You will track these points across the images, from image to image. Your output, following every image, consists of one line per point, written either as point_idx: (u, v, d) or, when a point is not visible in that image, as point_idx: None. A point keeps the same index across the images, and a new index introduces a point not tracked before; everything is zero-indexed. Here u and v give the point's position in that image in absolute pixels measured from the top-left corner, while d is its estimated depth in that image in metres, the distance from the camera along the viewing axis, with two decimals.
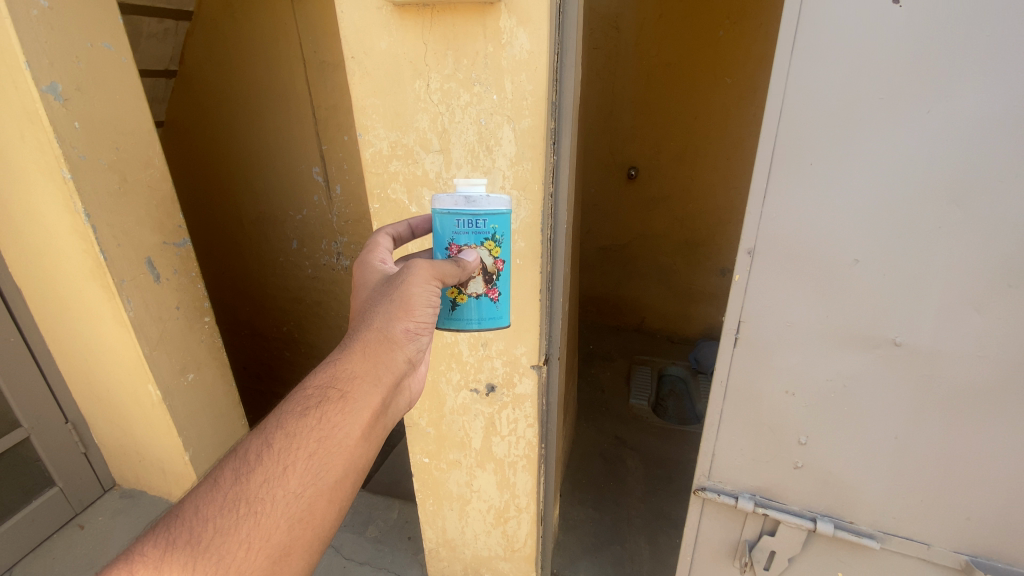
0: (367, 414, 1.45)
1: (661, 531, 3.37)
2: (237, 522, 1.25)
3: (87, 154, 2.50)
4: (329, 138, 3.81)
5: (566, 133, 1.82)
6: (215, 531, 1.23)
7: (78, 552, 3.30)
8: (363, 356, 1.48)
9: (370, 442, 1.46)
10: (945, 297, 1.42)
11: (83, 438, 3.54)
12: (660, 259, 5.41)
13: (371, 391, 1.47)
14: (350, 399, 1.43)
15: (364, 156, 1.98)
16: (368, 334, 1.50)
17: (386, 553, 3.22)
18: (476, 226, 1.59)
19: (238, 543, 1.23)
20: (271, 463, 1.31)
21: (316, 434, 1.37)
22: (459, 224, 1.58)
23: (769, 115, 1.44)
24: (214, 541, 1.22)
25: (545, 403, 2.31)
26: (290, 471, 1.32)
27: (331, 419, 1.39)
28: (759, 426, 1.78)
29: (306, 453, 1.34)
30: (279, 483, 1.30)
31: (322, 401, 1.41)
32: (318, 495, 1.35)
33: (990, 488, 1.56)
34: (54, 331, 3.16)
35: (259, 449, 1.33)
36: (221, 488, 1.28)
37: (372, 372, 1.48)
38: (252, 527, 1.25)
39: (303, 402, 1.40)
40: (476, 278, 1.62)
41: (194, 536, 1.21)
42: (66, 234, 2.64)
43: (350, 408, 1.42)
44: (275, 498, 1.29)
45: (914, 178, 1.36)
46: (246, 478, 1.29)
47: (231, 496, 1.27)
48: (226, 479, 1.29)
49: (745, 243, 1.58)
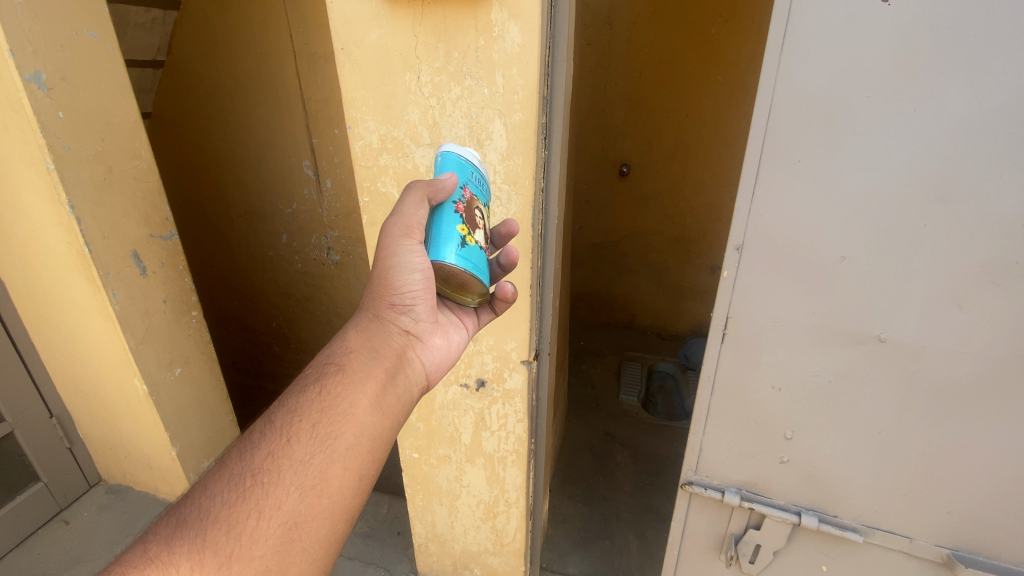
0: (369, 384, 1.46)
1: (650, 526, 3.39)
2: (246, 493, 1.25)
3: (72, 145, 2.46)
4: (319, 132, 3.78)
5: (557, 128, 1.82)
6: (222, 504, 1.23)
7: (63, 548, 3.27)
8: (357, 334, 1.56)
9: (378, 410, 1.45)
10: (928, 293, 1.44)
11: (68, 433, 3.50)
12: (651, 256, 5.44)
13: (371, 362, 1.50)
14: (349, 369, 1.46)
15: (354, 149, 1.96)
16: (362, 318, 1.60)
17: (375, 548, 3.22)
18: (478, 178, 1.64)
19: (248, 513, 1.23)
20: (275, 436, 1.33)
21: (318, 404, 1.39)
22: (471, 175, 1.60)
23: (760, 110, 1.44)
24: (223, 513, 1.22)
25: (535, 398, 2.31)
26: (295, 442, 1.32)
27: (331, 389, 1.41)
28: (746, 421, 1.80)
29: (309, 424, 1.35)
30: (284, 453, 1.30)
31: (321, 375, 1.45)
32: (327, 463, 1.33)
33: (971, 481, 1.59)
34: (38, 325, 3.11)
35: (262, 426, 1.36)
36: (228, 465, 1.29)
37: (370, 345, 1.54)
38: (261, 496, 1.25)
39: (304, 379, 1.45)
40: (482, 227, 1.62)
41: (203, 510, 1.22)
42: (50, 226, 2.60)
43: (350, 378, 1.45)
44: (283, 468, 1.29)
45: (900, 175, 1.37)
46: (251, 453, 1.31)
47: (238, 470, 1.28)
48: (232, 456, 1.31)
49: (733, 240, 1.59)
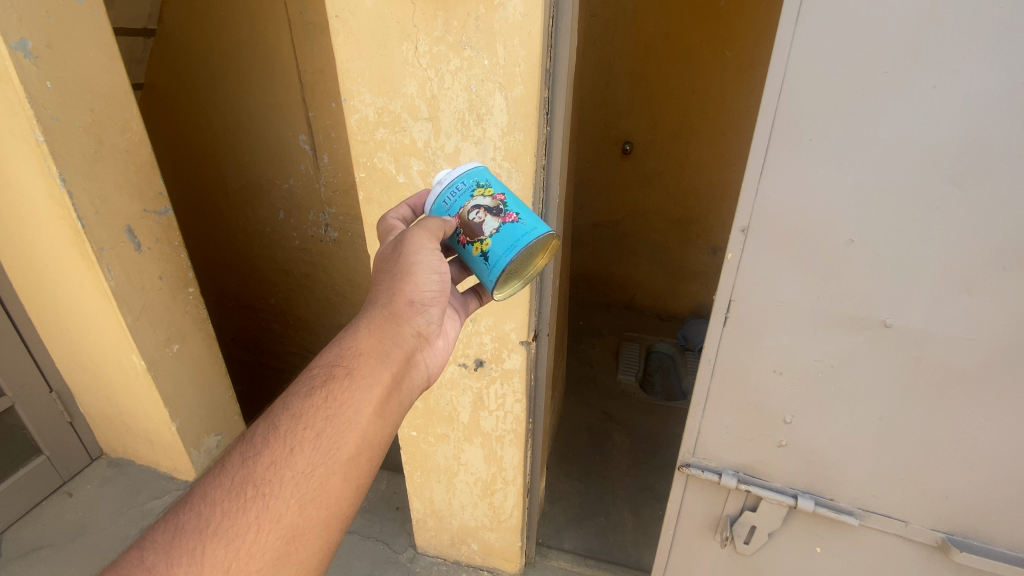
0: (375, 392, 1.44)
1: (645, 504, 3.44)
2: (246, 505, 1.23)
3: (61, 117, 2.39)
4: (315, 105, 3.69)
5: (560, 102, 1.76)
6: (223, 514, 1.21)
7: (67, 519, 3.32)
8: (369, 333, 1.50)
9: (381, 419, 1.44)
10: (937, 277, 1.41)
11: (69, 407, 3.52)
12: (652, 235, 5.38)
13: (379, 368, 1.47)
14: (356, 376, 1.43)
15: (349, 122, 1.90)
16: (373, 315, 1.54)
17: (374, 522, 3.26)
18: (454, 195, 1.57)
19: (248, 525, 1.22)
20: (278, 443, 1.31)
21: (323, 412, 1.36)
22: (448, 200, 1.58)
23: (771, 84, 1.38)
24: (223, 524, 1.21)
25: (533, 378, 2.31)
26: (298, 451, 1.31)
27: (337, 397, 1.39)
28: (745, 404, 1.79)
29: (314, 433, 1.33)
30: (287, 464, 1.29)
31: (328, 380, 1.42)
32: (329, 474, 1.32)
33: (969, 468, 1.59)
34: (33, 300, 3.09)
35: (265, 431, 1.34)
36: (228, 472, 1.27)
37: (378, 348, 1.50)
38: (261, 509, 1.24)
39: (310, 382, 1.42)
40: (484, 218, 1.51)
41: (203, 519, 1.20)
42: (41, 199, 2.55)
43: (356, 386, 1.42)
44: (284, 479, 1.27)
45: (913, 156, 1.33)
46: (253, 461, 1.29)
47: (239, 478, 1.26)
48: (233, 462, 1.29)
49: (739, 221, 1.55)
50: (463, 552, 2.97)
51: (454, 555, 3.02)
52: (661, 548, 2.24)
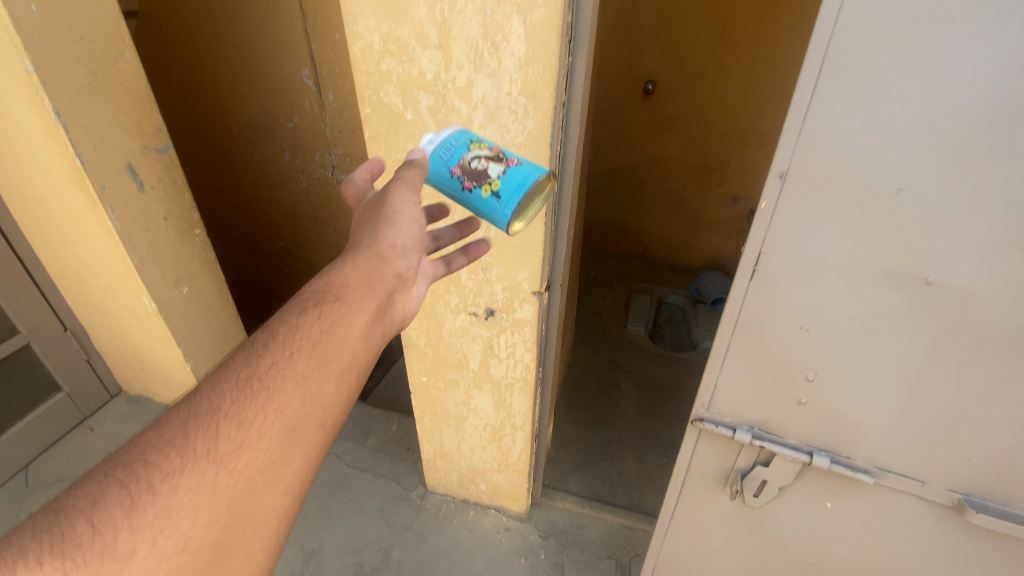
0: (358, 327, 1.38)
1: (649, 452, 3.49)
2: (218, 434, 1.18)
3: (49, 44, 2.25)
4: (319, 36, 3.47)
5: (584, 30, 1.59)
6: (195, 442, 1.15)
7: (91, 452, 3.46)
8: (354, 267, 1.41)
9: (361, 352, 1.39)
10: (989, 234, 1.30)
11: (84, 346, 3.58)
12: (670, 183, 5.18)
13: (363, 303, 1.40)
14: (340, 308, 1.37)
15: (353, 51, 1.75)
16: (358, 248, 1.44)
17: (385, 461, 3.37)
18: (447, 149, 1.51)
19: (221, 453, 1.16)
20: (254, 374, 1.25)
21: (306, 344, 1.31)
22: (443, 155, 1.52)
23: (827, 9, 1.21)
24: (195, 451, 1.15)
25: (545, 328, 2.26)
26: (277, 384, 1.25)
27: (319, 330, 1.33)
28: (767, 360, 1.74)
29: (296, 364, 1.28)
30: (266, 395, 1.23)
31: (310, 312, 1.35)
32: (307, 407, 1.27)
33: (997, 432, 1.55)
34: (39, 239, 3.05)
35: (242, 361, 1.27)
36: (200, 403, 1.21)
37: (363, 284, 1.41)
38: (236, 438, 1.18)
39: (291, 313, 1.35)
40: (488, 163, 1.45)
41: (174, 446, 1.14)
42: (37, 134, 2.45)
43: (339, 320, 1.36)
44: (262, 410, 1.22)
45: (981, 96, 1.18)
46: (227, 391, 1.22)
47: (211, 407, 1.20)
48: (205, 393, 1.22)
49: (776, 167, 1.43)
50: (471, 492, 3.08)
51: (462, 494, 3.12)
52: (669, 497, 2.28)
